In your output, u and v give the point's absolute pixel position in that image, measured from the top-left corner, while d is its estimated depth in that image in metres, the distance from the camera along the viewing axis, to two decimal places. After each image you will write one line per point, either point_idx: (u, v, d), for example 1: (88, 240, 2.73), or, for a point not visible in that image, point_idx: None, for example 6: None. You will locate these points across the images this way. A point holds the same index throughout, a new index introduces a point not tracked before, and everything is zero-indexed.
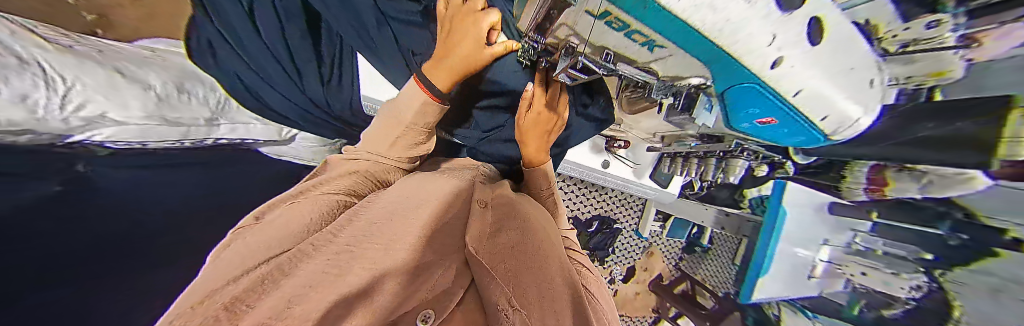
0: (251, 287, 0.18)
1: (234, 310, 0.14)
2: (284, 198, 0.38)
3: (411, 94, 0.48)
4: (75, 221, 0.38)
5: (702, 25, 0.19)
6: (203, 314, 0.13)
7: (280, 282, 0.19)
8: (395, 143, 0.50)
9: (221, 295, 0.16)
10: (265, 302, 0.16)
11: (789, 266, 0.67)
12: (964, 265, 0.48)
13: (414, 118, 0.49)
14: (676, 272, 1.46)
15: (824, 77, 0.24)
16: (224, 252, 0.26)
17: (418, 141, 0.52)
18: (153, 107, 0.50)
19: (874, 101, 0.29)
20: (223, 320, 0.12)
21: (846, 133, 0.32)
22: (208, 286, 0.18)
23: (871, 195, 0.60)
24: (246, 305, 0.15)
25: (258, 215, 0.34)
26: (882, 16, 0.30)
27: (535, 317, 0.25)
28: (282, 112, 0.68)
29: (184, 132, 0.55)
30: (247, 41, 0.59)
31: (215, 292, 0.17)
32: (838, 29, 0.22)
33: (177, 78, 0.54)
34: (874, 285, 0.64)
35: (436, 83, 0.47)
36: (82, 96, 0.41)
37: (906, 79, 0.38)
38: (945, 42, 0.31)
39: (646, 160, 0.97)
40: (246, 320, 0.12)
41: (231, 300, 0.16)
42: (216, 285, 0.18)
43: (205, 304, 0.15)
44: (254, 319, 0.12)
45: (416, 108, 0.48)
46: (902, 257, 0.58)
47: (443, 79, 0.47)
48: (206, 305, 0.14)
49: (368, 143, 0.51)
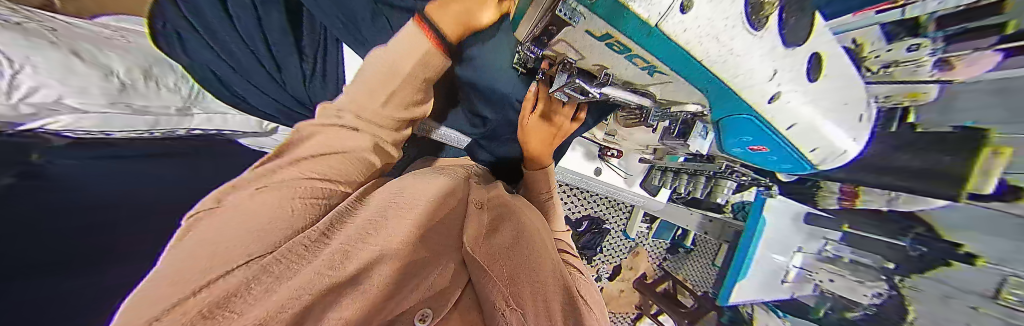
0: (234, 290, 0.17)
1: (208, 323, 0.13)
2: (249, 181, 0.31)
3: (415, 37, 0.40)
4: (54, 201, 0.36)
5: (705, 58, 0.18)
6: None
7: (270, 285, 0.18)
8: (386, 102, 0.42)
9: (197, 300, 0.15)
10: (254, 310, 0.15)
11: (765, 272, 0.69)
12: (921, 273, 0.51)
13: (412, 68, 0.41)
14: (659, 272, 1.50)
15: (815, 112, 0.25)
16: (186, 241, 0.23)
17: (413, 101, 0.46)
18: (116, 94, 0.47)
19: (862, 133, 0.30)
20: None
21: (832, 163, 0.33)
22: (171, 288, 0.17)
23: (844, 204, 0.60)
24: (230, 314, 0.15)
25: (220, 197, 0.29)
26: (866, 36, 0.34)
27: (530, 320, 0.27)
28: (256, 105, 0.65)
29: (153, 122, 0.51)
30: (218, 30, 0.58)
31: (186, 296, 0.16)
32: (832, 61, 0.23)
33: (143, 62, 0.52)
34: (837, 290, 0.66)
35: (444, 29, 0.39)
36: (36, 81, 0.38)
37: (887, 97, 0.41)
38: (922, 66, 0.35)
39: (637, 170, 0.98)
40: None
41: (207, 308, 0.15)
42: (190, 285, 0.17)
43: (181, 313, 0.14)
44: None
45: (416, 60, 0.41)
46: (865, 264, 0.60)
47: (450, 28, 0.39)
48: (180, 313, 0.14)
49: (351, 97, 0.42)
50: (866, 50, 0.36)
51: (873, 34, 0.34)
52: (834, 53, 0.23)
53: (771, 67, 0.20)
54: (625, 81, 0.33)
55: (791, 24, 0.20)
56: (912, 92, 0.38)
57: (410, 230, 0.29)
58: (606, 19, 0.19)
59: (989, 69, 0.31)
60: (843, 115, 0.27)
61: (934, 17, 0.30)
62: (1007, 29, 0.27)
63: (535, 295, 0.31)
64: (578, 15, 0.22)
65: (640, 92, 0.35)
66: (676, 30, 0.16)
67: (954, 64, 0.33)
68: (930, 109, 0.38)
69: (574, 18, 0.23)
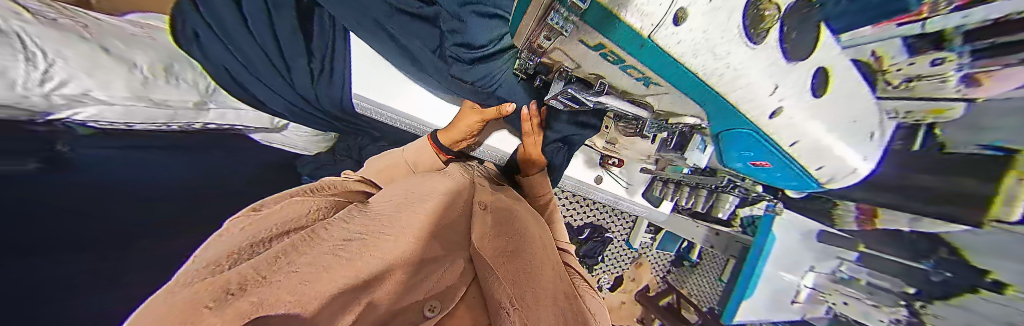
0: (262, 261, 0.20)
1: (232, 294, 0.14)
2: (286, 195, 0.35)
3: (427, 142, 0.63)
4: (59, 197, 0.40)
5: (702, 70, 0.19)
6: (193, 299, 0.13)
7: (293, 257, 0.22)
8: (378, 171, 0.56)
9: (229, 270, 0.17)
10: (280, 276, 0.18)
11: (776, 289, 0.64)
12: (945, 299, 0.45)
13: (416, 158, 0.60)
14: (663, 284, 1.44)
15: (821, 129, 0.24)
16: (245, 221, 0.27)
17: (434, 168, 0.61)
18: (139, 88, 0.49)
19: (873, 151, 0.29)
20: (211, 305, 0.13)
21: (844, 182, 0.32)
22: (214, 256, 0.20)
23: (863, 224, 0.56)
24: (260, 276, 0.18)
25: (254, 207, 0.30)
26: (887, 48, 0.31)
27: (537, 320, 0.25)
28: (267, 102, 0.67)
29: (171, 115, 0.56)
30: (232, 30, 0.54)
31: (217, 262, 0.19)
32: (842, 73, 0.23)
33: (165, 58, 0.53)
34: (851, 314, 0.60)
35: (443, 136, 0.65)
36: (65, 73, 0.40)
37: (908, 113, 0.38)
38: (948, 80, 0.31)
39: (639, 179, 0.96)
40: (228, 307, 0.13)
41: (244, 274, 0.17)
42: (228, 259, 0.20)
43: (211, 278, 0.16)
44: (233, 309, 0.13)
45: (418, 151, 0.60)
46: (885, 289, 0.54)
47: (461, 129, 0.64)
48: (225, 276, 0.16)
49: None
50: (886, 63, 0.32)
51: (893, 47, 0.31)
52: (842, 67, 0.23)
53: (772, 80, 0.20)
54: (624, 91, 0.34)
55: (793, 40, 0.20)
56: (937, 108, 0.35)
57: (423, 225, 0.31)
58: (601, 31, 0.20)
59: (1013, 88, 0.28)
60: (853, 132, 0.26)
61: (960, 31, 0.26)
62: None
63: (542, 298, 0.29)
64: (570, 25, 0.23)
65: (636, 101, 0.36)
66: (671, 40, 0.17)
67: (983, 81, 0.29)
68: (964, 122, 0.34)
69: (567, 28, 0.23)
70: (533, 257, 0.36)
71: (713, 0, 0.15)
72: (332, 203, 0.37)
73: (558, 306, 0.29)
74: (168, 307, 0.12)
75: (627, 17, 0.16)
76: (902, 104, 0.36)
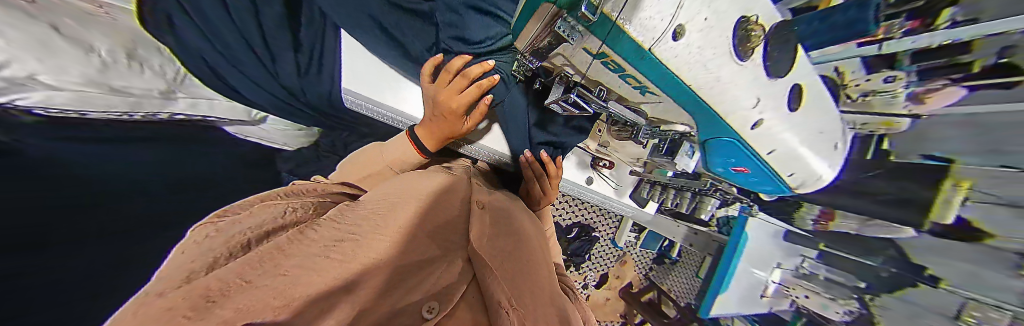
0: (245, 264, 0.19)
1: (212, 301, 0.14)
2: (254, 200, 0.32)
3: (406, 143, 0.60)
4: None
5: (695, 83, 0.20)
6: (171, 305, 0.12)
7: (281, 260, 0.21)
8: (366, 176, 0.56)
9: (204, 277, 0.16)
10: (266, 280, 0.17)
11: (747, 284, 0.69)
12: (889, 293, 0.53)
13: (395, 156, 0.58)
14: (645, 281, 1.50)
15: (794, 139, 0.26)
16: (220, 223, 0.25)
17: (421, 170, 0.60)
18: (93, 72, 0.40)
19: (837, 161, 0.32)
20: (190, 315, 0.12)
21: (809, 188, 0.35)
22: (192, 261, 0.19)
23: (817, 226, 0.62)
24: (242, 280, 0.17)
25: (220, 214, 0.28)
26: (847, 64, 0.36)
27: (535, 320, 0.25)
28: (242, 91, 0.61)
29: (133, 104, 0.46)
30: (208, 10, 0.46)
31: (195, 269, 0.18)
32: (812, 92, 0.25)
33: (128, 42, 0.47)
34: (813, 307, 0.66)
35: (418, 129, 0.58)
36: (8, 54, 0.29)
37: (864, 125, 0.43)
38: (897, 97, 0.38)
39: (627, 181, 0.99)
40: (210, 315, 0.12)
41: (222, 280, 0.16)
42: (205, 266, 0.18)
43: (188, 285, 0.15)
44: (217, 317, 0.12)
45: (398, 149, 0.58)
46: (840, 283, 0.60)
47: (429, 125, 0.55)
48: (202, 282, 0.15)
49: (344, 175, 0.57)
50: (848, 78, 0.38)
51: (854, 65, 0.36)
52: (813, 88, 0.25)
53: (754, 95, 0.22)
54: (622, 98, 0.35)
55: (775, 59, 0.22)
56: (888, 120, 0.41)
57: (415, 227, 0.31)
58: (605, 40, 0.20)
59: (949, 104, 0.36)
60: (821, 144, 0.28)
61: (910, 52, 0.33)
62: (973, 69, 0.31)
63: (538, 300, 0.29)
64: (576, 33, 0.23)
65: (632, 108, 0.37)
66: (667, 53, 0.18)
67: (925, 99, 0.37)
68: (970, 141, 0.36)
69: (572, 36, 0.24)
70: (528, 259, 0.36)
71: (707, 19, 0.17)
72: (304, 204, 0.35)
73: (552, 309, 0.28)
74: (150, 311, 0.11)
75: (631, 31, 0.17)
76: (861, 119, 0.42)
